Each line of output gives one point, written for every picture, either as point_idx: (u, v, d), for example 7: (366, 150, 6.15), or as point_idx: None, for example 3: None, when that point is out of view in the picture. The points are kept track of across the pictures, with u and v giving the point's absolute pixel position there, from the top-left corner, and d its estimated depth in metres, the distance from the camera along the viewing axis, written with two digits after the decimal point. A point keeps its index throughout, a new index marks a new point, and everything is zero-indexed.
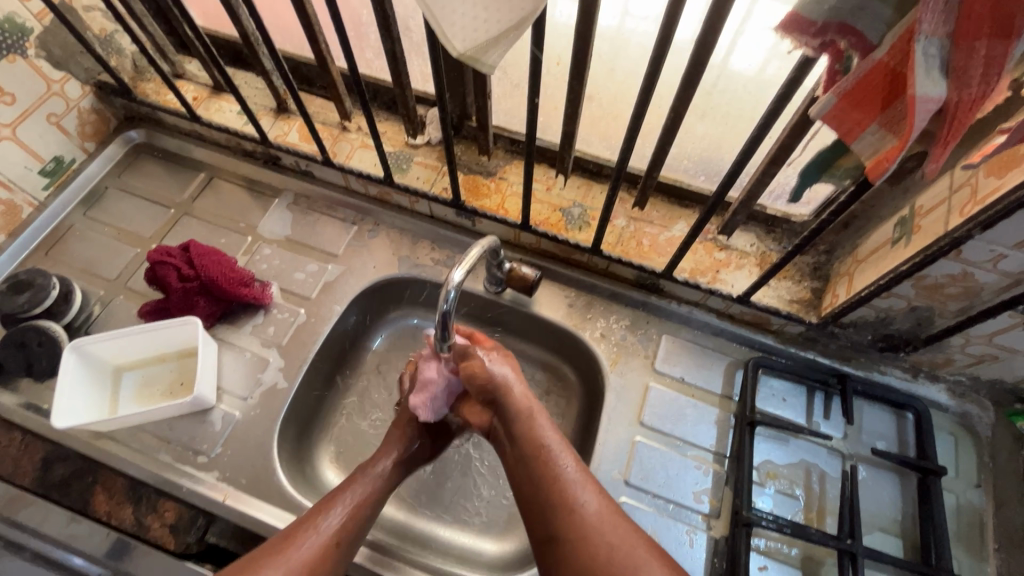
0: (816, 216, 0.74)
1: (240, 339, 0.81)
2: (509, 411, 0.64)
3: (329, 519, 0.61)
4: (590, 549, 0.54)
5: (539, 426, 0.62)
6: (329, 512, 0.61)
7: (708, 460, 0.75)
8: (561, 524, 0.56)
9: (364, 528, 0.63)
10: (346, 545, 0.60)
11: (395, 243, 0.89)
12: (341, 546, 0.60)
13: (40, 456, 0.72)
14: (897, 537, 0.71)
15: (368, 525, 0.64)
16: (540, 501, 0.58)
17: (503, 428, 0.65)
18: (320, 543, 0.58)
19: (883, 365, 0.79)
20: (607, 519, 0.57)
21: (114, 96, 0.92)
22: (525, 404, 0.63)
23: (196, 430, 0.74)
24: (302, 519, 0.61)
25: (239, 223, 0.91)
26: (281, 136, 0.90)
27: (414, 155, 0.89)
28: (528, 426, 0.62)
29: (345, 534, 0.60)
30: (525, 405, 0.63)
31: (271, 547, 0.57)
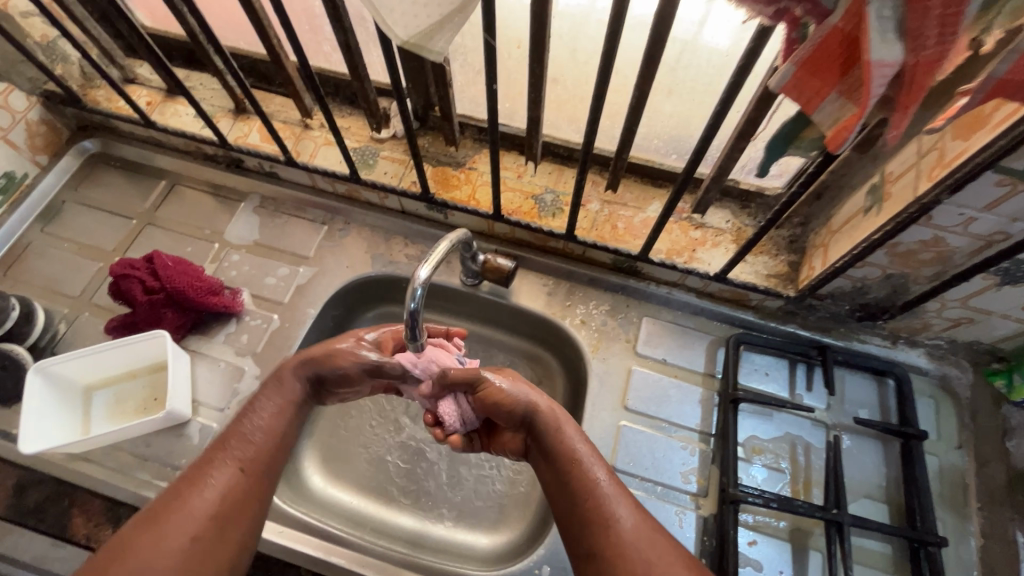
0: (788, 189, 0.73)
1: (213, 349, 0.79)
2: (545, 440, 0.61)
3: (218, 467, 0.55)
4: (631, 565, 0.52)
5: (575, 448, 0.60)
6: (232, 444, 0.57)
7: (694, 440, 0.75)
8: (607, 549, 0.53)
9: (279, 449, 0.60)
10: (257, 473, 0.57)
11: (367, 241, 0.87)
12: (250, 477, 0.56)
13: (12, 482, 0.70)
14: (883, 503, 0.71)
15: (283, 449, 0.60)
16: (578, 518, 0.56)
17: (538, 445, 0.62)
18: (225, 476, 0.55)
19: (863, 333, 0.79)
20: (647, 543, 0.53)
21: (64, 105, 0.88)
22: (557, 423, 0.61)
23: (173, 446, 0.72)
24: (203, 454, 0.57)
25: (205, 230, 0.88)
26: (241, 137, 0.88)
27: (380, 149, 0.87)
28: (562, 444, 0.60)
29: (256, 459, 0.57)
30: (557, 424, 0.61)
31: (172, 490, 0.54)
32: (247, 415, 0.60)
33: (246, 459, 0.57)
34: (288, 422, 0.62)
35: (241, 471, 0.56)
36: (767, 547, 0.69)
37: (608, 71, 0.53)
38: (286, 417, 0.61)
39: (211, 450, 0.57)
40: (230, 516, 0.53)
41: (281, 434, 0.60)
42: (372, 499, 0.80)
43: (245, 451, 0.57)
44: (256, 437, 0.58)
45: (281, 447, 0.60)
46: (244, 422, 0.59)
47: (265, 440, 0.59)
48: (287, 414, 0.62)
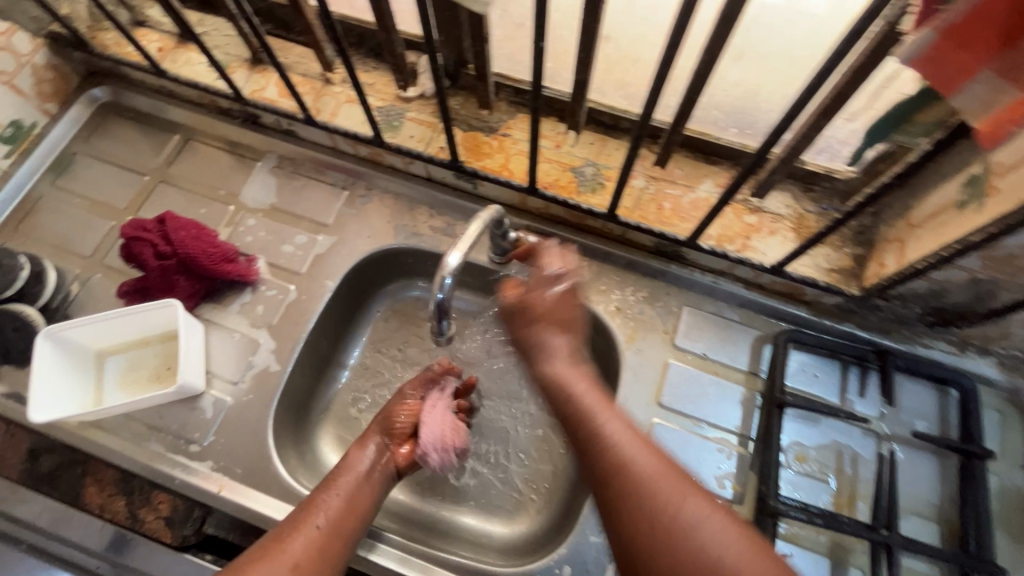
0: (864, 173, 0.65)
1: (227, 319, 0.75)
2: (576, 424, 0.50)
3: (301, 533, 0.53)
4: None
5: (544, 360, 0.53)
6: (312, 511, 0.55)
7: (731, 443, 0.70)
8: (603, 485, 0.46)
9: (354, 522, 0.57)
10: (335, 541, 0.54)
11: (389, 209, 0.81)
12: (329, 544, 0.53)
13: (25, 447, 0.69)
14: (934, 523, 0.66)
15: (360, 520, 0.58)
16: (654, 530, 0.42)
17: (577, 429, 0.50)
18: (304, 541, 0.52)
19: (928, 338, 0.71)
20: (661, 475, 0.45)
21: (71, 49, 0.82)
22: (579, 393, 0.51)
23: (186, 418, 0.69)
24: (286, 521, 0.55)
25: (220, 191, 0.83)
26: (257, 91, 0.81)
27: (406, 110, 0.79)
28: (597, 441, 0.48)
29: (334, 526, 0.55)
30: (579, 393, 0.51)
31: (254, 551, 0.51)
32: (331, 486, 0.59)
33: (326, 526, 0.54)
34: (367, 498, 0.60)
35: (324, 534, 0.54)
36: (802, 561, 0.65)
37: (680, 33, 0.45)
38: (366, 487, 0.61)
39: (292, 514, 0.55)
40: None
41: (357, 504, 0.59)
42: (389, 481, 0.77)
43: (324, 518, 0.55)
44: (337, 507, 0.56)
45: (359, 519, 0.58)
46: (329, 489, 0.59)
47: (344, 510, 0.57)
48: (365, 489, 0.61)
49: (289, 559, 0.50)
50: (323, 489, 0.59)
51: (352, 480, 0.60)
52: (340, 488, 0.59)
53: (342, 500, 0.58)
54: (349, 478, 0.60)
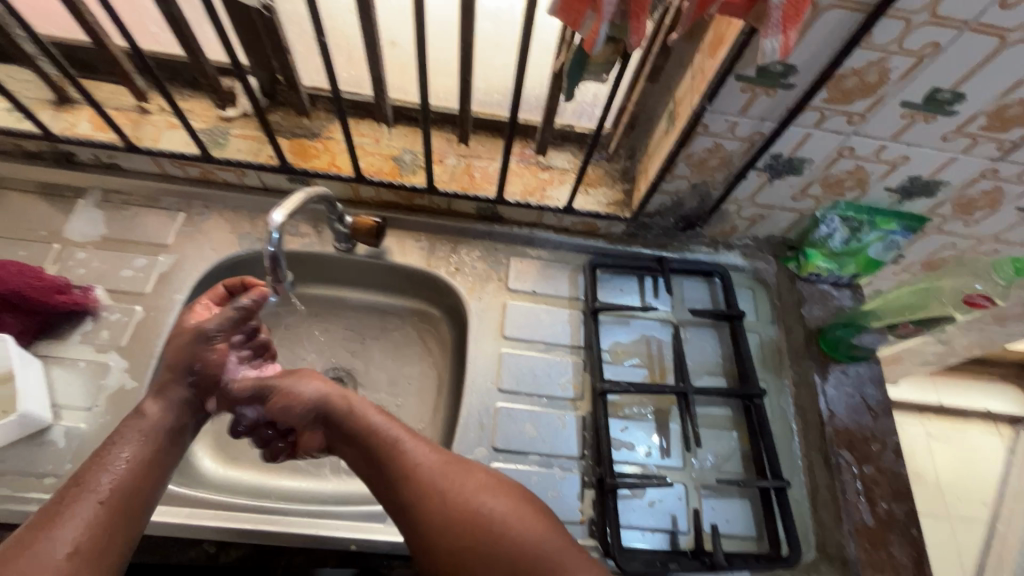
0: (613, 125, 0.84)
1: (69, 351, 0.74)
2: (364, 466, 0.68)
3: (73, 513, 0.51)
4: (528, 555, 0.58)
5: (372, 419, 0.69)
6: (90, 482, 0.54)
7: (567, 354, 0.84)
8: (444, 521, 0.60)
9: (147, 485, 0.57)
10: (123, 509, 0.54)
11: (229, 222, 0.86)
12: (120, 510, 0.54)
13: None
14: (722, 376, 0.86)
15: (155, 482, 0.58)
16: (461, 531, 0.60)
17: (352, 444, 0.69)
18: (86, 521, 0.51)
19: (691, 244, 0.93)
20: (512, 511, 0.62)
21: None
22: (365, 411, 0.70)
23: (34, 454, 0.67)
24: (58, 495, 0.53)
25: (39, 232, 0.82)
26: (68, 129, 0.82)
27: (230, 127, 0.85)
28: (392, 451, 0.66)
29: (119, 499, 0.54)
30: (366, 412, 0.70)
31: (19, 535, 0.50)
32: (113, 452, 0.57)
33: (107, 498, 0.53)
34: (160, 459, 0.60)
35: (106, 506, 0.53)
36: (635, 429, 0.80)
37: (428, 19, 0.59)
38: (159, 449, 0.60)
39: (65, 491, 0.53)
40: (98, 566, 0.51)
41: (155, 463, 0.59)
42: (275, 473, 0.80)
43: (108, 487, 0.54)
44: (121, 476, 0.55)
45: (156, 480, 0.58)
46: (120, 450, 0.57)
47: (130, 483, 0.56)
48: (157, 447, 0.60)
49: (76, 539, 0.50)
50: (105, 455, 0.57)
51: (147, 435, 0.60)
52: (135, 450, 0.58)
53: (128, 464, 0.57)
54: (142, 438, 0.59)
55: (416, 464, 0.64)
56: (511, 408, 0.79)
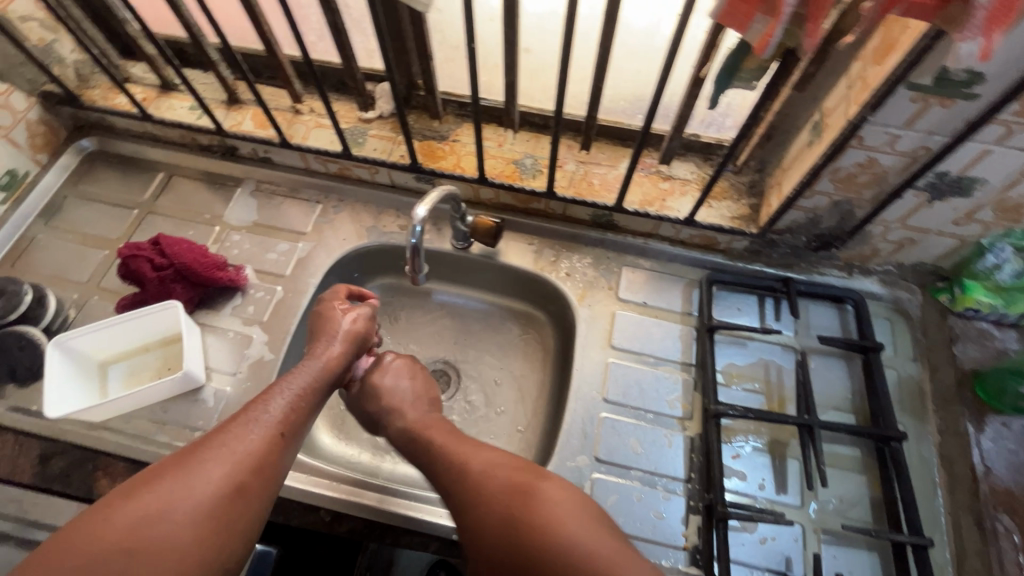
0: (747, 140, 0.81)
1: (221, 321, 0.83)
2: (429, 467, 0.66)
3: (242, 442, 0.56)
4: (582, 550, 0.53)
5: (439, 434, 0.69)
6: (256, 417, 0.59)
7: (677, 371, 0.81)
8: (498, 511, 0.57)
9: (288, 433, 0.60)
10: (277, 448, 0.58)
11: (359, 216, 0.93)
12: (275, 450, 0.58)
13: (36, 453, 0.72)
14: (850, 413, 0.78)
15: (301, 430, 0.62)
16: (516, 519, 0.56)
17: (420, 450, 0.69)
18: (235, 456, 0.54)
19: (822, 266, 0.86)
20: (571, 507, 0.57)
21: (62, 105, 0.92)
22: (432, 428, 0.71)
23: (190, 410, 0.76)
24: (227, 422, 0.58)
25: (204, 215, 0.93)
26: (235, 125, 0.93)
27: (368, 128, 0.92)
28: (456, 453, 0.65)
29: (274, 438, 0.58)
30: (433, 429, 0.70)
31: (195, 448, 0.54)
32: (273, 396, 0.62)
33: (269, 433, 0.58)
34: (305, 412, 0.63)
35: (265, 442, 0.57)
36: (747, 458, 0.75)
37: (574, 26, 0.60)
38: (309, 401, 0.65)
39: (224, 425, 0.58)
40: (242, 496, 0.53)
41: (304, 412, 0.63)
42: (383, 454, 0.84)
43: (268, 426, 0.58)
44: (279, 418, 0.60)
45: (300, 430, 0.62)
46: (276, 397, 0.62)
47: (285, 426, 0.60)
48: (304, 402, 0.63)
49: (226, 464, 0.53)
50: (264, 399, 0.61)
51: (299, 387, 0.64)
52: (288, 398, 0.62)
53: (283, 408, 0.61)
54: (296, 387, 0.64)
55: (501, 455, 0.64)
56: (615, 420, 0.78)
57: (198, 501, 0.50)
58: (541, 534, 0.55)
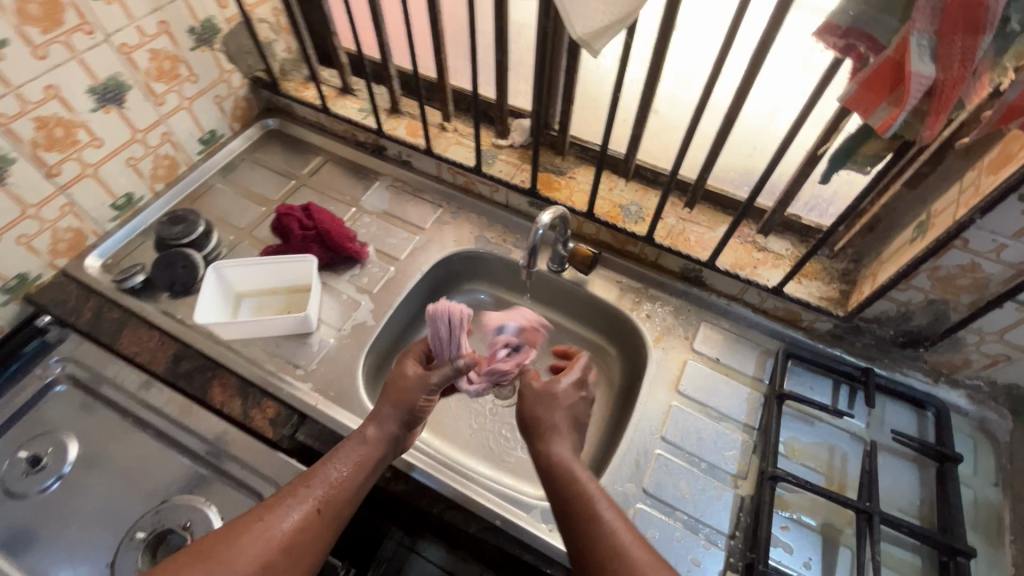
0: (853, 227, 0.83)
1: (338, 284, 0.96)
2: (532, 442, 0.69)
3: (289, 516, 0.60)
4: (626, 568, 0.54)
5: (540, 410, 0.71)
6: (308, 491, 0.62)
7: (738, 430, 0.83)
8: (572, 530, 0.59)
9: (351, 498, 0.65)
10: (316, 532, 0.61)
11: (473, 225, 1.05)
12: (310, 536, 0.60)
13: (171, 351, 0.86)
14: (915, 518, 0.75)
15: (345, 511, 0.64)
16: (584, 544, 0.58)
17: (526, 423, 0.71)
18: (299, 513, 0.60)
19: (906, 366, 0.86)
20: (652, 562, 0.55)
21: (263, 88, 1.14)
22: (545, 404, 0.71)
23: (297, 349, 0.87)
24: (287, 487, 0.63)
25: (346, 196, 1.09)
26: (391, 130, 1.09)
27: (499, 153, 1.05)
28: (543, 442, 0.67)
29: (309, 526, 0.60)
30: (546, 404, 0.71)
31: (248, 517, 0.60)
32: (333, 463, 0.65)
33: (303, 522, 0.60)
34: (349, 491, 0.64)
35: (302, 525, 0.60)
36: (795, 534, 0.74)
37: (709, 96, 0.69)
38: (355, 473, 0.65)
39: (287, 485, 0.63)
40: None
41: (353, 489, 0.65)
42: (442, 439, 0.91)
43: (308, 506, 0.61)
44: (327, 494, 0.63)
45: (344, 505, 0.64)
46: (330, 467, 0.65)
47: (330, 507, 0.62)
48: (364, 468, 0.66)
49: (275, 536, 0.58)
50: (324, 466, 0.65)
51: (360, 453, 0.67)
52: (340, 470, 0.65)
53: (339, 482, 0.64)
54: (355, 458, 0.66)
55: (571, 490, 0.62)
56: (669, 459, 0.80)
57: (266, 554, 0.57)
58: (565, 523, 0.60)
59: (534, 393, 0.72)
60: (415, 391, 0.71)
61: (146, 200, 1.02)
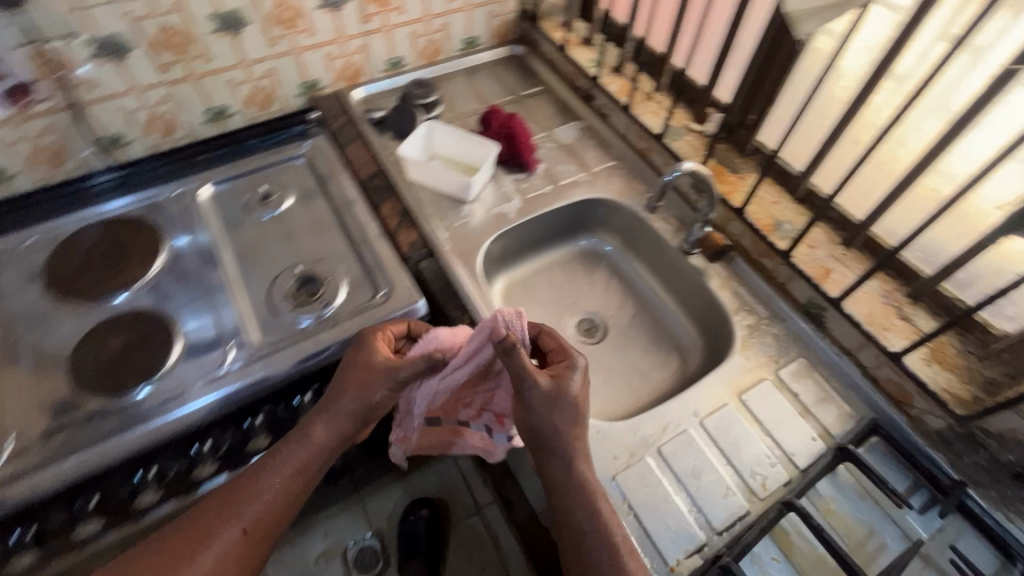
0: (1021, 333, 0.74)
1: (503, 179, 1.13)
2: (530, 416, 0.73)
3: (240, 518, 0.72)
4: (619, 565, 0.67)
5: (553, 391, 0.73)
6: (248, 500, 0.73)
7: (781, 460, 0.81)
8: (570, 501, 0.71)
9: (302, 483, 0.78)
10: (277, 516, 0.75)
11: (633, 185, 1.14)
12: (266, 524, 0.74)
13: (372, 170, 1.12)
14: None
15: (301, 489, 0.77)
16: (580, 526, 0.70)
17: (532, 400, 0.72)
18: (256, 511, 0.73)
19: (1013, 510, 0.73)
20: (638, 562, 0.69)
21: (526, 19, 1.35)
22: (555, 387, 0.73)
23: (451, 209, 1.07)
24: (221, 501, 0.73)
25: (542, 121, 1.25)
26: (606, 84, 1.23)
27: (687, 134, 1.12)
28: (551, 424, 0.73)
29: (268, 516, 0.74)
30: (555, 387, 0.73)
31: (178, 542, 0.70)
32: (260, 492, 0.74)
33: (264, 512, 0.74)
34: (302, 478, 0.77)
35: (261, 516, 0.73)
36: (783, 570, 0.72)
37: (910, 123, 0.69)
38: (306, 460, 0.77)
39: (214, 503, 0.73)
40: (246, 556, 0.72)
41: (307, 472, 0.78)
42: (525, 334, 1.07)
43: (263, 499, 0.74)
44: (278, 489, 0.75)
45: (300, 487, 0.77)
46: (263, 484, 0.75)
47: (283, 496, 0.75)
48: (310, 458, 0.78)
49: (243, 524, 0.72)
50: (257, 481, 0.75)
51: (287, 480, 0.76)
52: (286, 465, 0.76)
53: (284, 477, 0.76)
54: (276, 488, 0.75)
55: (568, 466, 0.72)
56: (696, 442, 0.82)
57: (223, 559, 0.70)
58: (561, 492, 0.72)
59: (550, 389, 0.73)
60: (381, 382, 0.79)
61: (409, 67, 1.30)
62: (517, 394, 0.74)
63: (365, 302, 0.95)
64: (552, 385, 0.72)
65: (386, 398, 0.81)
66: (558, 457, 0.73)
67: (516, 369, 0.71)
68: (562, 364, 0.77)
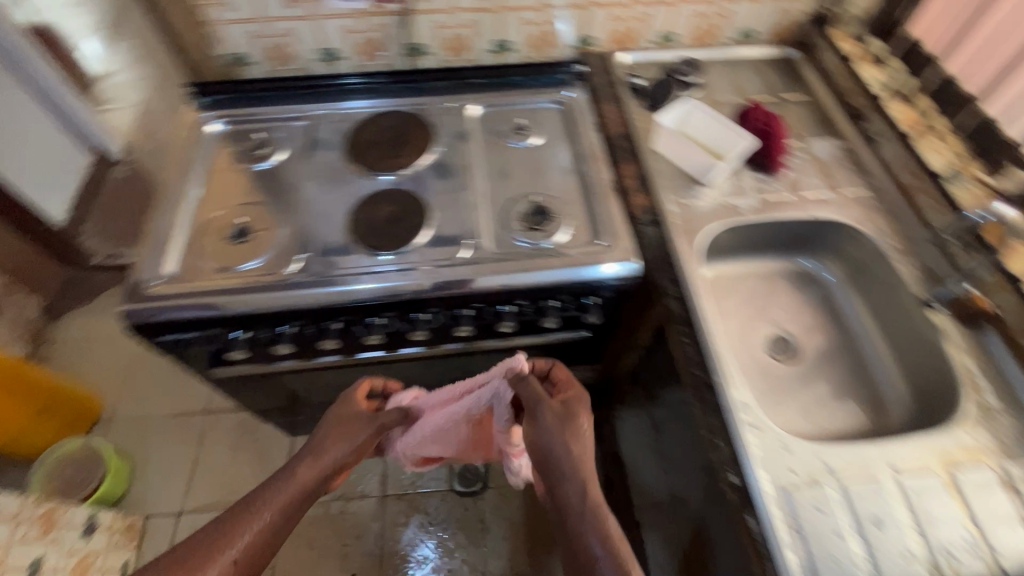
0: None
1: (743, 174, 1.11)
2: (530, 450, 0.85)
3: (239, 539, 0.72)
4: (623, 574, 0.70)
5: (550, 422, 0.85)
6: (247, 518, 0.74)
7: (984, 553, 0.73)
8: (583, 501, 0.78)
9: (291, 514, 0.79)
10: (268, 542, 0.74)
11: (885, 218, 1.04)
12: (263, 546, 0.74)
13: (621, 131, 1.17)
14: None
15: (291, 518, 0.78)
16: (582, 538, 0.74)
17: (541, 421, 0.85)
18: (253, 532, 0.73)
19: None
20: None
21: (815, 22, 1.29)
22: (562, 406, 0.88)
23: (686, 188, 1.08)
24: (225, 517, 0.74)
25: (799, 128, 1.19)
26: (889, 109, 1.14)
27: (973, 186, 1.03)
28: (562, 446, 0.82)
29: (262, 541, 0.74)
30: (561, 406, 0.88)
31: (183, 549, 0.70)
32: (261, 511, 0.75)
33: (260, 534, 0.74)
34: (291, 508, 0.78)
35: (258, 536, 0.73)
36: None
37: None
38: (306, 480, 0.81)
39: (231, 513, 0.74)
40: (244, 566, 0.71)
41: (301, 497, 0.80)
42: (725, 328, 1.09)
43: (263, 520, 0.75)
44: (273, 515, 0.76)
45: (292, 511, 0.78)
46: (268, 499, 0.77)
47: (275, 525, 0.76)
48: (309, 479, 0.82)
49: (250, 537, 0.73)
50: (257, 502, 0.76)
51: (290, 494, 0.79)
52: (287, 489, 0.79)
53: (278, 502, 0.77)
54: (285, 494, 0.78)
55: (577, 473, 0.80)
56: (887, 494, 0.77)
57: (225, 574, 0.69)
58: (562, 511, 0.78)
59: (557, 409, 0.87)
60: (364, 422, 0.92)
61: (678, 45, 1.31)
62: (532, 417, 0.86)
63: (584, 244, 1.01)
64: (561, 411, 0.87)
65: (365, 444, 0.91)
66: (560, 476, 0.81)
67: (528, 398, 0.87)
68: (574, 394, 0.92)
